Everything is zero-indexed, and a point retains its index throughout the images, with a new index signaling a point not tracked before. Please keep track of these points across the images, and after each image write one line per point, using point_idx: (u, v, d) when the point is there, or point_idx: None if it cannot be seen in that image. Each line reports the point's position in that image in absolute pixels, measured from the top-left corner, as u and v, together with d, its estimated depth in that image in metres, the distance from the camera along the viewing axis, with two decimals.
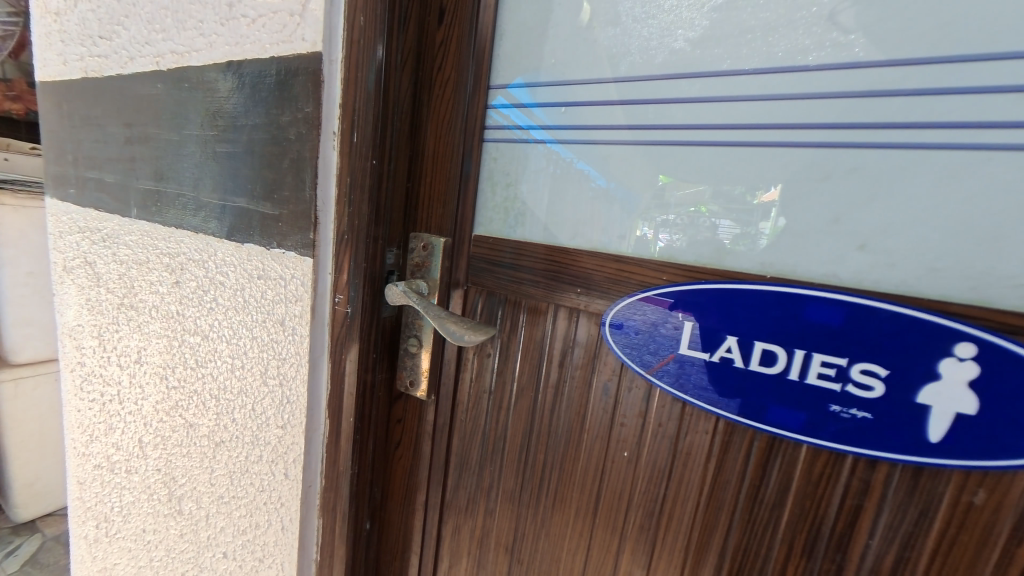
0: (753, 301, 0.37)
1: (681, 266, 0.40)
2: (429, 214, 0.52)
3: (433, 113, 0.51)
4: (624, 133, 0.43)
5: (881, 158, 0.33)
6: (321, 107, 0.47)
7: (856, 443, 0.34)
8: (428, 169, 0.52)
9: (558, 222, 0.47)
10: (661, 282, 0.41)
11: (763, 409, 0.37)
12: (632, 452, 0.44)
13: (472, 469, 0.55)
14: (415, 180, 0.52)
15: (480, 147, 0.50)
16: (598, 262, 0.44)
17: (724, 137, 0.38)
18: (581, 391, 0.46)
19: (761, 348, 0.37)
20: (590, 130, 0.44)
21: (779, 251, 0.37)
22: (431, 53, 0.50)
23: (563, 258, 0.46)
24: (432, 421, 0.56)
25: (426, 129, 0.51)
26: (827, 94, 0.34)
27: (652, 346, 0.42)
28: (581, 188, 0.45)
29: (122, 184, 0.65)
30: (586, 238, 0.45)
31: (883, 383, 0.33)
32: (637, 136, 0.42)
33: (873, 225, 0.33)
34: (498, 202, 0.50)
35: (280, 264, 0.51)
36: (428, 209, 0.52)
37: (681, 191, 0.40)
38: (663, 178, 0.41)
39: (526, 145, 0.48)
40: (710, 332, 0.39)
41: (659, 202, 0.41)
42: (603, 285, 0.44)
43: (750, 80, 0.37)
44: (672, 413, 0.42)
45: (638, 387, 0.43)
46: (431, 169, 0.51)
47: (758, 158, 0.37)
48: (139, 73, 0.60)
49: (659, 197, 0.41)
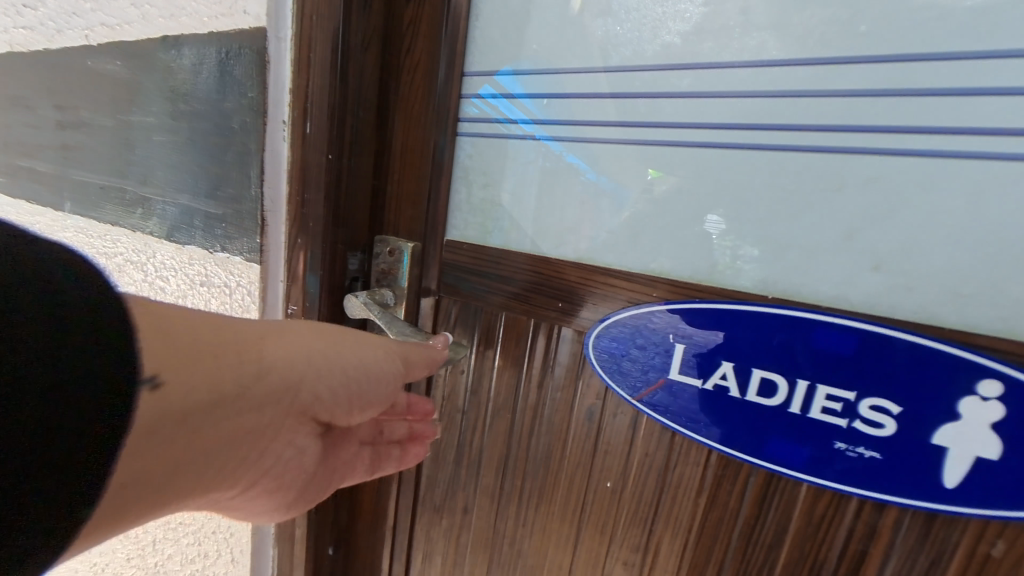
0: (753, 325, 0.33)
1: (671, 282, 0.36)
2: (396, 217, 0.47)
3: (402, 103, 0.45)
4: (613, 129, 0.38)
5: (897, 167, 0.29)
6: (269, 92, 0.42)
7: (863, 485, 0.30)
8: (397, 167, 0.46)
9: (543, 229, 0.42)
10: (653, 299, 0.37)
11: (761, 442, 0.33)
12: (616, 482, 0.40)
13: (443, 493, 0.51)
14: (383, 178, 0.46)
15: (455, 142, 0.45)
16: (583, 274, 0.40)
17: (725, 139, 0.34)
18: (563, 414, 0.42)
19: (760, 377, 0.33)
20: (581, 126, 0.39)
21: (785, 270, 0.33)
22: (400, 33, 0.44)
23: (546, 268, 0.42)
24: None
25: (393, 120, 0.45)
26: (837, 93, 0.30)
27: (642, 368, 0.37)
28: (571, 183, 0.40)
29: (55, 174, 0.58)
30: (572, 247, 0.41)
31: (895, 421, 0.29)
32: (629, 134, 0.37)
33: (890, 244, 0.30)
34: (474, 203, 0.45)
35: (224, 271, 0.46)
36: (397, 210, 0.47)
37: (672, 187, 0.36)
38: (653, 173, 0.37)
39: (504, 140, 0.43)
40: (703, 356, 0.35)
41: (648, 198, 0.37)
42: (588, 300, 0.40)
43: (757, 74, 0.32)
44: (661, 442, 0.38)
45: (624, 412, 0.39)
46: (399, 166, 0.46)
47: (765, 163, 0.33)
48: (68, 48, 0.53)
49: (649, 192, 0.37)
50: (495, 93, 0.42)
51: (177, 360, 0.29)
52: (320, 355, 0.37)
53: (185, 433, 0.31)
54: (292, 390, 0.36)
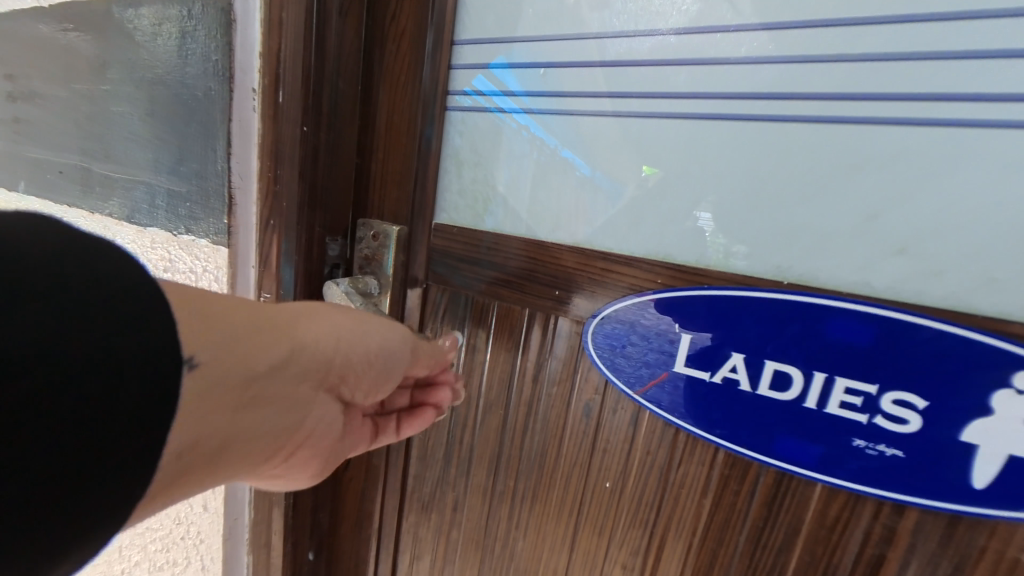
0: (766, 314, 0.31)
1: (675, 268, 0.34)
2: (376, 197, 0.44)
3: (385, 74, 0.41)
4: (603, 103, 0.35)
5: (926, 140, 0.26)
6: (236, 56, 0.38)
7: (883, 486, 0.28)
8: (381, 144, 0.42)
9: (538, 212, 0.39)
10: (656, 286, 0.34)
11: (772, 439, 0.31)
12: (616, 482, 0.38)
13: (430, 492, 0.48)
14: (366, 157, 0.43)
15: (442, 117, 0.41)
16: (581, 261, 0.37)
17: (736, 111, 0.31)
18: (558, 409, 0.40)
19: (773, 369, 0.31)
20: (567, 99, 0.36)
21: (800, 254, 0.30)
22: None
23: (541, 253, 0.39)
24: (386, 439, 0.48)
25: (377, 93, 0.42)
26: (862, 57, 0.27)
27: (644, 361, 0.35)
28: (566, 178, 0.37)
29: (8, 151, 0.54)
30: (569, 231, 0.38)
31: (919, 416, 0.27)
32: (622, 107, 0.35)
33: (915, 225, 0.27)
34: (464, 183, 0.41)
35: (190, 255, 0.44)
36: (381, 192, 0.43)
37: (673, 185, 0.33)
38: (648, 169, 0.34)
39: (495, 116, 0.39)
40: (711, 347, 0.32)
41: (648, 199, 0.34)
42: (587, 288, 0.37)
43: (771, 38, 0.30)
44: (663, 440, 0.35)
45: (624, 408, 0.37)
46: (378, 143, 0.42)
47: (780, 137, 0.30)
48: (20, 11, 0.49)
49: (648, 192, 0.34)
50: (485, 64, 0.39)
51: (210, 342, 0.28)
52: (348, 332, 0.36)
53: (227, 414, 0.30)
54: (325, 365, 0.35)
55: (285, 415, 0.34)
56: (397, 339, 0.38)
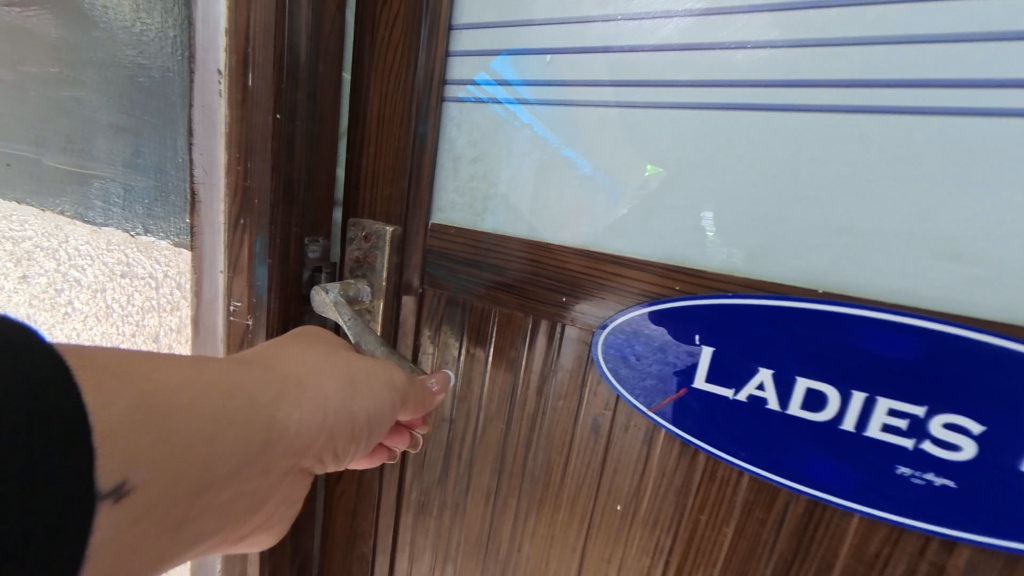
0: (797, 326, 0.28)
1: (693, 274, 0.31)
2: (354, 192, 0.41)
3: (376, 60, 0.38)
4: (607, 92, 0.32)
5: (987, 130, 0.23)
6: (198, 33, 0.37)
7: (931, 519, 0.25)
8: (371, 137, 0.39)
9: (541, 212, 0.36)
10: (673, 293, 0.31)
11: (803, 464, 0.28)
12: (627, 506, 0.35)
13: (426, 509, 0.45)
14: (355, 150, 0.40)
15: (439, 108, 0.38)
16: (588, 265, 0.34)
17: (763, 100, 0.28)
18: (564, 425, 0.37)
19: (805, 387, 0.28)
20: (572, 88, 0.33)
21: (836, 258, 0.27)
22: None
23: (546, 256, 0.35)
24: None
25: (367, 81, 0.39)
26: (900, 39, 0.24)
27: (659, 375, 0.32)
28: (569, 176, 0.34)
29: None
30: (575, 232, 0.35)
31: (975, 443, 0.24)
32: (631, 97, 0.32)
33: (969, 227, 0.24)
34: (461, 180, 0.39)
35: (150, 258, 0.41)
36: (371, 188, 0.40)
37: (692, 178, 0.30)
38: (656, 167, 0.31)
39: (491, 107, 0.36)
40: (734, 362, 0.29)
41: (658, 197, 0.31)
42: (596, 295, 0.34)
43: (805, 17, 0.26)
44: (681, 461, 0.32)
45: (637, 426, 0.34)
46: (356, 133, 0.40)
47: (813, 128, 0.27)
48: None
49: (657, 191, 0.31)
50: (480, 51, 0.36)
51: (138, 463, 0.23)
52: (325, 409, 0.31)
53: (171, 522, 0.26)
54: (297, 444, 0.30)
55: (244, 502, 0.29)
56: (374, 410, 0.33)
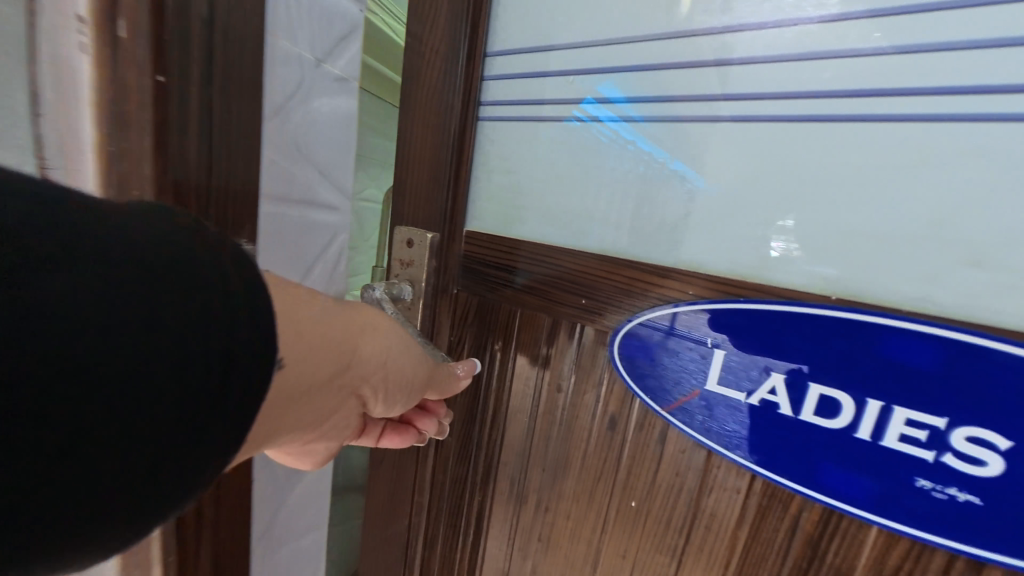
0: (809, 332, 0.28)
1: (704, 278, 0.32)
2: (273, 185, 0.48)
3: (421, 85, 0.43)
4: (626, 108, 0.35)
5: (1010, 133, 0.23)
6: None
7: (954, 535, 0.25)
8: (415, 152, 0.45)
9: (564, 219, 0.39)
10: (685, 297, 0.32)
11: (817, 472, 0.28)
12: (641, 502, 0.36)
13: (450, 492, 0.49)
14: (403, 164, 0.46)
15: (474, 124, 0.42)
16: (605, 269, 0.36)
17: (776, 111, 0.29)
18: (582, 421, 0.39)
19: (818, 394, 0.28)
20: (594, 106, 0.36)
21: (850, 264, 0.27)
22: (421, 15, 0.43)
23: (566, 261, 0.38)
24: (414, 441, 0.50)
25: (413, 104, 0.44)
26: (909, 47, 0.25)
27: (672, 377, 0.33)
28: (590, 185, 0.37)
29: None
30: (594, 237, 0.37)
31: (1001, 459, 0.23)
32: (648, 112, 0.34)
33: (994, 232, 0.24)
34: (492, 190, 0.43)
35: None
36: (414, 198, 0.45)
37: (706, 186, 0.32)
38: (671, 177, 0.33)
39: (534, 124, 0.40)
40: (746, 366, 0.30)
41: (673, 204, 0.33)
42: (612, 297, 0.36)
43: (817, 31, 0.28)
44: (694, 462, 0.33)
45: (650, 425, 0.35)
46: (277, 118, 0.47)
47: (826, 136, 0.27)
48: None
49: (673, 198, 0.33)
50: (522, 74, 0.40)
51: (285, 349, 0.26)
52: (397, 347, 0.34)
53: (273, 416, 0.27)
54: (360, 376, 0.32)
55: (314, 415, 0.31)
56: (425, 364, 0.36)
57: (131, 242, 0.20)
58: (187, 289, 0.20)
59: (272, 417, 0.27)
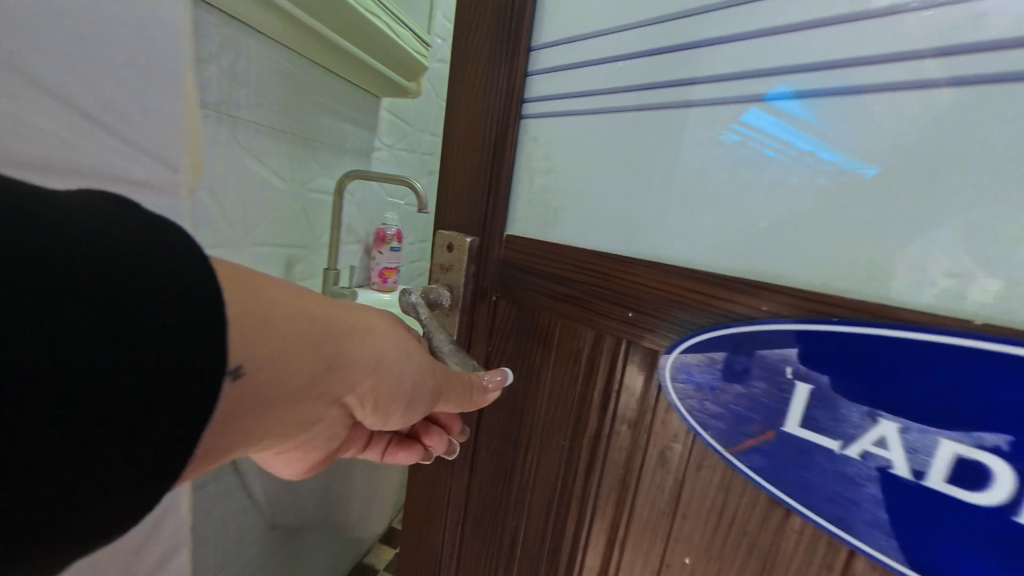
0: (939, 367, 0.20)
1: (782, 292, 0.25)
2: None
3: (464, 85, 0.42)
4: (686, 93, 0.30)
5: None
6: None
7: None
8: (457, 154, 0.43)
9: (611, 222, 0.35)
10: (757, 314, 0.26)
11: (954, 564, 0.20)
12: (696, 559, 0.30)
13: (482, 511, 0.46)
14: (445, 166, 0.45)
15: (518, 124, 0.40)
16: (654, 277, 0.31)
17: (888, 80, 0.22)
18: (626, 451, 0.34)
19: (953, 455, 0.20)
20: (649, 93, 0.32)
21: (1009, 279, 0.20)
22: (466, 13, 0.42)
23: (610, 268, 0.34)
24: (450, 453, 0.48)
25: (456, 105, 0.43)
26: None
27: (738, 411, 0.27)
28: (642, 183, 0.33)
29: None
30: (645, 241, 0.33)
31: None
32: (714, 95, 0.29)
33: None
34: (535, 193, 0.40)
35: None
36: (455, 201, 0.44)
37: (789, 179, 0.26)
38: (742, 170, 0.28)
39: (683, 108, 0.30)
40: (842, 407, 0.23)
41: (743, 202, 0.28)
42: (662, 310, 0.31)
43: None
44: (768, 521, 0.27)
45: (710, 467, 0.29)
46: None
47: (965, 105, 0.20)
48: None
49: (743, 196, 0.28)
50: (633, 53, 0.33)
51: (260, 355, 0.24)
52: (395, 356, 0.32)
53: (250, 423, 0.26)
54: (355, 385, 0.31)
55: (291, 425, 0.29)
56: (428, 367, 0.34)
57: (82, 226, 0.18)
58: (145, 277, 0.18)
59: (253, 418, 0.25)
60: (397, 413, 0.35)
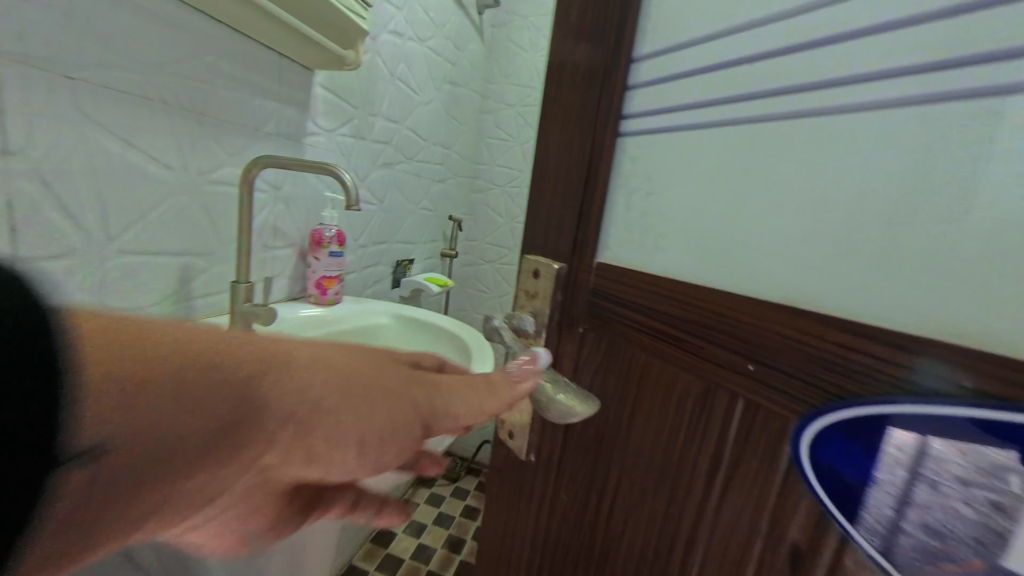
0: None
1: (965, 355, 0.21)
2: None
3: (557, 112, 0.47)
4: (797, 103, 0.29)
5: None
6: None
7: None
8: (542, 178, 0.48)
9: (716, 244, 0.34)
10: (921, 382, 0.22)
11: None
12: None
13: (578, 547, 0.45)
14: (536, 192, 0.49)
15: (613, 140, 0.42)
16: (779, 328, 0.29)
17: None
18: (736, 520, 0.30)
19: None
20: (761, 100, 0.32)
21: None
22: (564, 45, 0.46)
23: (722, 313, 0.32)
24: (542, 487, 0.50)
25: (548, 132, 0.48)
26: None
27: (906, 505, 0.22)
28: (754, 202, 0.32)
29: None
30: (757, 264, 0.31)
31: None
32: (829, 102, 0.27)
33: None
34: (634, 214, 0.42)
35: None
36: (545, 222, 0.48)
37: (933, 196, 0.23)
38: (873, 187, 0.25)
39: (832, 110, 0.27)
40: None
41: (866, 222, 0.26)
42: (783, 365, 0.28)
43: None
44: None
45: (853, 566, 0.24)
46: None
47: None
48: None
49: (863, 216, 0.26)
50: (790, 47, 0.29)
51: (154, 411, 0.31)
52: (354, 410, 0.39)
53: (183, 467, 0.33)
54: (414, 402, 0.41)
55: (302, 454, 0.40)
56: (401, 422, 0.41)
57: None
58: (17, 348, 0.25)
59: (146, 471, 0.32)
60: (349, 456, 0.41)
